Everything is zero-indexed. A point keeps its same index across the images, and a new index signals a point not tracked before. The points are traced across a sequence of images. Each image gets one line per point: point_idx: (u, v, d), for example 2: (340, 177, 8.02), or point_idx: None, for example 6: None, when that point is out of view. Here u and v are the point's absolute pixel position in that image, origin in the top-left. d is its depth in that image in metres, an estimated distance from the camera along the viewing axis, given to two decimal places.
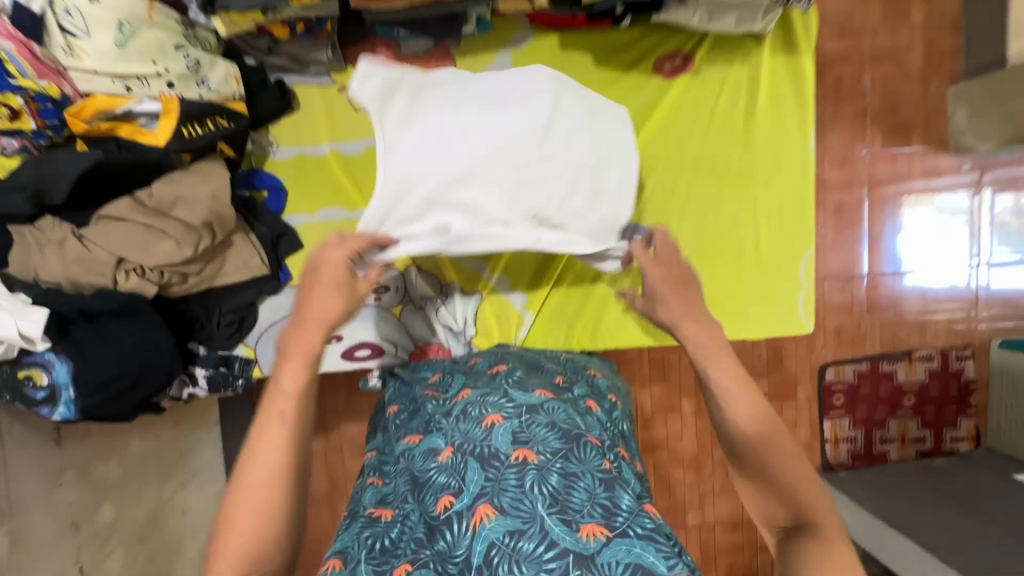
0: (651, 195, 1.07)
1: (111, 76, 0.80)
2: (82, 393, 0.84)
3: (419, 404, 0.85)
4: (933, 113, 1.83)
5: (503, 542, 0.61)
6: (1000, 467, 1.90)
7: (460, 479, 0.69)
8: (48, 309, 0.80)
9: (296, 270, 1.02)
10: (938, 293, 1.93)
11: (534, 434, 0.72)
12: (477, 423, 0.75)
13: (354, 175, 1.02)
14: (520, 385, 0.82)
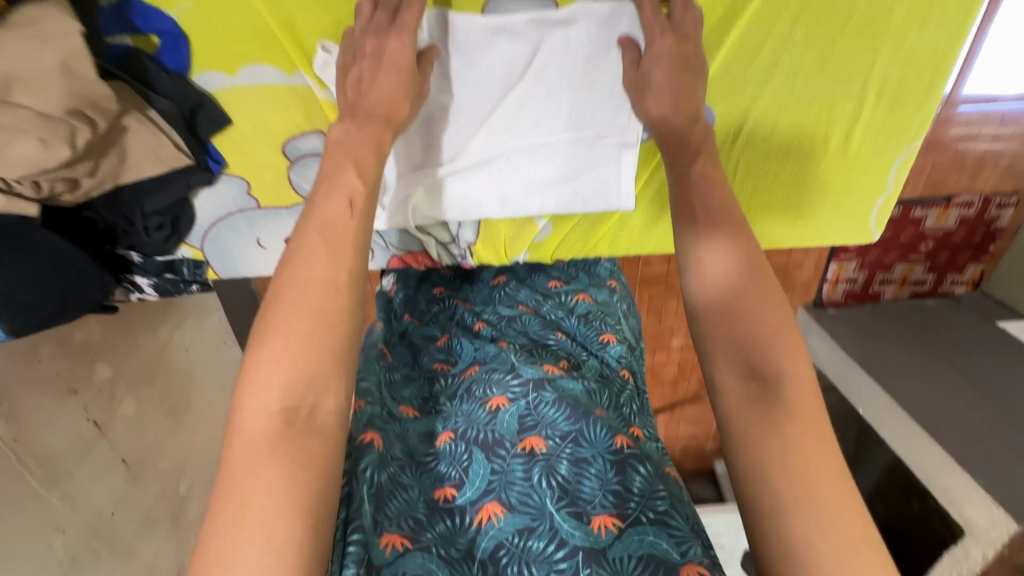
0: (729, 55, 0.73)
1: None
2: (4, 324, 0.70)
3: (417, 375, 0.78)
4: None
5: (512, 541, 0.58)
6: (987, 313, 1.92)
7: (461, 471, 0.64)
8: None
9: (229, 152, 0.77)
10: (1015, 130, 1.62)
11: (544, 416, 0.68)
12: (480, 404, 0.70)
13: (284, 11, 0.66)
14: (528, 356, 0.76)
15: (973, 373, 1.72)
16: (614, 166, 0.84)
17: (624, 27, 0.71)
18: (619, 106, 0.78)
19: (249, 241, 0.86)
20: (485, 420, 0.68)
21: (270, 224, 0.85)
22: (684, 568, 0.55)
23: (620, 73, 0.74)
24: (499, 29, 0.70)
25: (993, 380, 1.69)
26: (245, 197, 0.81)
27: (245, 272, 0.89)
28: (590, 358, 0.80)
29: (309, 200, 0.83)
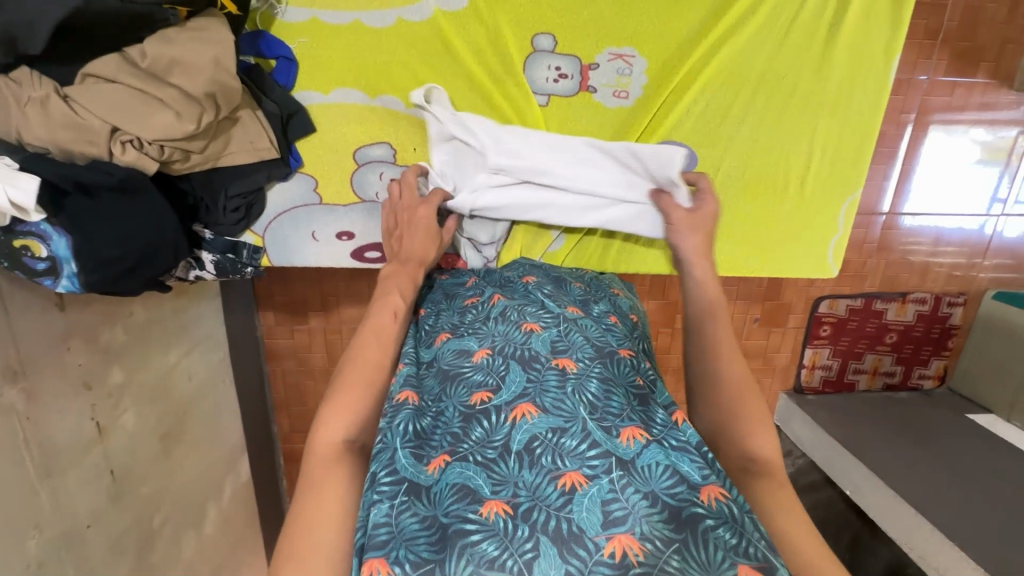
0: (703, 111, 0.96)
1: None
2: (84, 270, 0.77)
3: (454, 308, 0.88)
4: (1011, 40, 1.60)
5: (546, 435, 0.64)
6: (957, 406, 1.99)
7: (498, 378, 0.72)
8: (39, 177, 0.70)
9: (308, 155, 0.94)
10: (951, 236, 1.85)
11: (572, 342, 0.76)
12: (516, 326, 0.79)
13: (377, 50, 0.90)
14: (553, 299, 0.86)
15: (952, 459, 1.76)
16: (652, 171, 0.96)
17: (629, 84, 0.95)
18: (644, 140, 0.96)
19: (305, 233, 1.00)
20: (521, 340, 0.77)
21: (327, 219, 0.99)
22: (704, 487, 0.61)
23: (625, 116, 0.97)
24: (539, 75, 0.93)
25: (973, 466, 1.72)
26: (312, 194, 0.97)
27: (296, 262, 1.01)
28: (600, 304, 0.90)
29: (364, 199, 0.98)
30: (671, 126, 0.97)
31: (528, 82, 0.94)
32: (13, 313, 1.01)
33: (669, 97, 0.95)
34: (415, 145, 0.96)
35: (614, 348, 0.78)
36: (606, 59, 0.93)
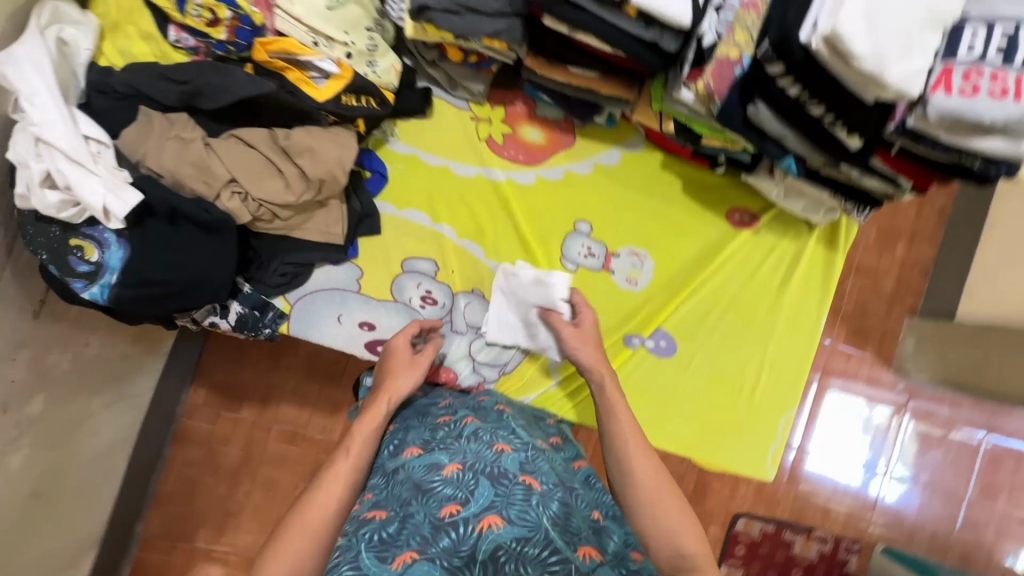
0: (687, 313, 1.20)
1: (309, 28, 0.86)
2: (121, 284, 0.86)
3: (426, 423, 0.91)
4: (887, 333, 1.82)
5: (511, 544, 0.68)
6: None
7: (467, 492, 0.74)
8: (140, 196, 0.81)
9: (363, 251, 1.07)
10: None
11: (538, 465, 0.81)
12: (488, 446, 0.83)
13: (455, 192, 1.11)
14: (522, 428, 0.93)
15: None
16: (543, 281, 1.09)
17: (639, 276, 1.19)
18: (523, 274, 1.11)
19: (331, 313, 1.06)
20: (492, 458, 0.80)
21: (357, 307, 1.07)
22: None
23: (631, 299, 1.19)
24: (575, 248, 1.16)
25: None
26: (353, 282, 1.07)
27: (311, 337, 1.05)
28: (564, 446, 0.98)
29: (399, 299, 1.08)
30: (662, 317, 1.19)
31: (563, 250, 1.15)
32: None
33: (665, 295, 1.19)
34: (456, 269, 1.11)
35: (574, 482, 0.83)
36: (626, 252, 1.18)
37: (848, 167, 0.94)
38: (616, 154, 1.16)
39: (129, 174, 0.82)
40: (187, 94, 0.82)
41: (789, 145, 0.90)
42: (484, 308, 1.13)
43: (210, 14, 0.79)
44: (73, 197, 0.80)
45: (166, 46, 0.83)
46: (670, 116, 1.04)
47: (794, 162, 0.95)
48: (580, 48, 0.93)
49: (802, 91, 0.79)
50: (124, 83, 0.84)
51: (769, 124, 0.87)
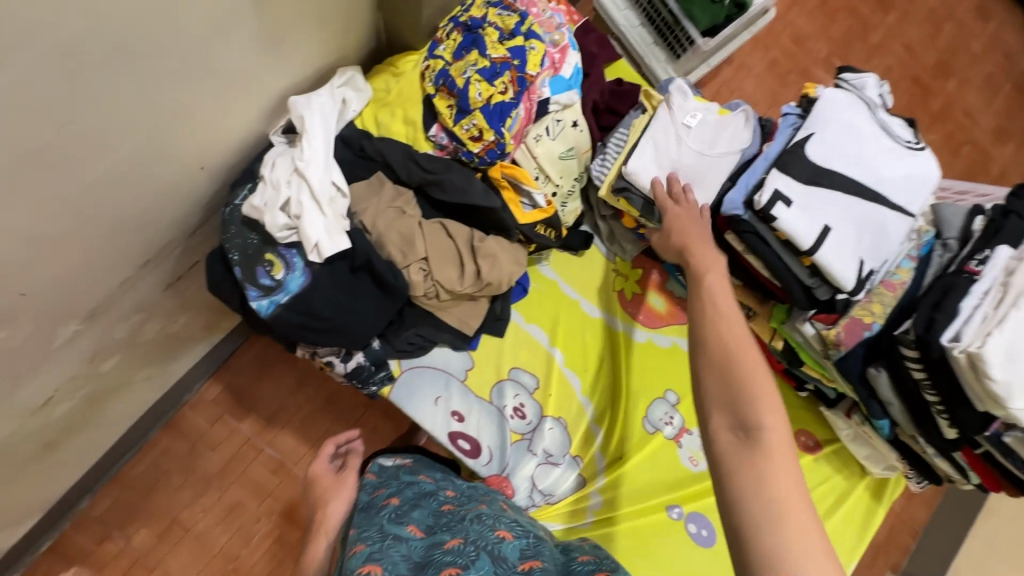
0: None
1: (538, 165, 1.00)
2: (292, 307, 0.92)
3: (428, 504, 0.84)
4: None
5: None
6: None
7: (468, 560, 0.65)
8: (350, 244, 0.91)
9: (482, 347, 1.14)
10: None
11: (536, 552, 0.76)
12: (490, 529, 0.77)
13: (578, 327, 1.20)
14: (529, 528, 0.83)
15: None
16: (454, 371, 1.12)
17: (702, 459, 1.24)
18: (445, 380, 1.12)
19: (432, 393, 1.10)
20: (494, 539, 0.74)
21: (455, 396, 1.11)
22: None
23: (689, 477, 1.21)
24: (659, 413, 1.23)
25: None
26: (462, 371, 1.13)
27: (407, 411, 1.09)
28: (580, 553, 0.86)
29: (495, 402, 1.14)
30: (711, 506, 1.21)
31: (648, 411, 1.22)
32: (156, 269, 0.98)
33: None
34: (552, 393, 1.17)
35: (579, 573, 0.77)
36: (700, 433, 1.25)
37: (932, 448, 1.03)
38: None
39: (348, 222, 0.92)
40: (425, 180, 0.96)
41: (891, 410, 1.01)
42: (561, 440, 1.17)
43: (476, 132, 0.93)
44: (297, 224, 0.89)
45: (422, 136, 0.97)
46: (783, 336, 1.14)
47: (887, 424, 1.05)
48: (738, 263, 1.06)
49: (925, 377, 0.92)
50: (375, 150, 0.97)
51: (883, 387, 0.99)
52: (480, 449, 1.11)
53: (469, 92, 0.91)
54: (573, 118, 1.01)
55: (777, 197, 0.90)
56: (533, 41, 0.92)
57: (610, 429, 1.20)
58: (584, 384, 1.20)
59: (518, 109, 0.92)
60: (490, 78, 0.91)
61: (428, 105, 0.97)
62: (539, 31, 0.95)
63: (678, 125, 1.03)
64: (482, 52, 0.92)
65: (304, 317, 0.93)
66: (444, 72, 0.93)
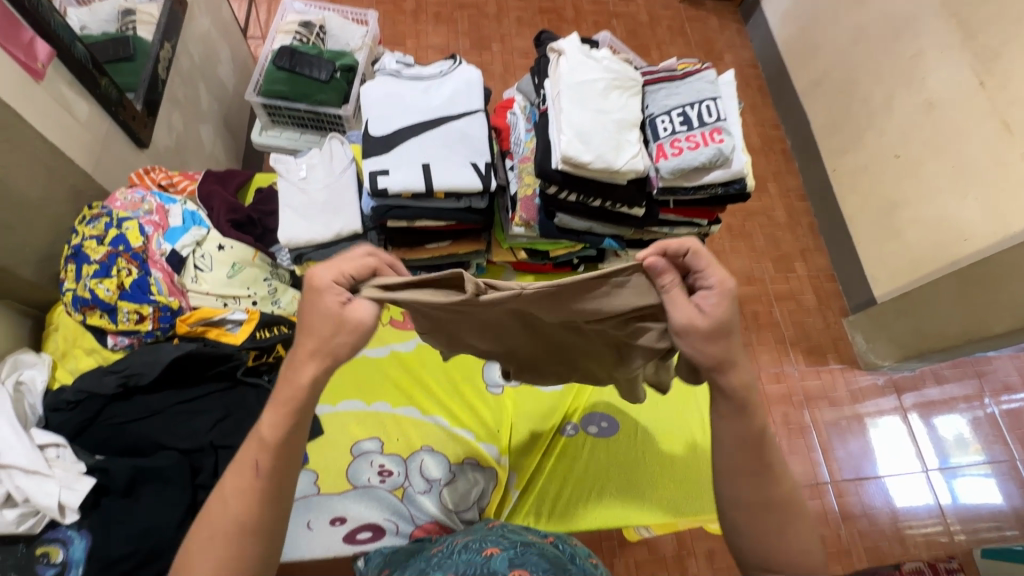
0: (612, 389, 1.33)
1: (217, 295, 1.12)
2: (87, 572, 0.90)
3: (425, 560, 0.86)
4: (838, 339, 2.15)
5: None
6: None
7: None
8: (93, 480, 0.93)
9: (314, 454, 1.18)
10: (909, 508, 1.89)
11: (526, 559, 0.75)
12: (478, 553, 0.79)
13: (376, 370, 1.30)
14: (519, 537, 0.86)
15: None
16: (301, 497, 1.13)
17: None
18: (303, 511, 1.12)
19: (300, 523, 1.10)
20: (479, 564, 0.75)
21: (322, 509, 1.12)
22: None
23: (560, 395, 1.30)
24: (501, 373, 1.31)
25: None
26: (311, 486, 1.14)
27: (291, 556, 1.07)
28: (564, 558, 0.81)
29: (357, 484, 1.15)
30: (592, 400, 1.31)
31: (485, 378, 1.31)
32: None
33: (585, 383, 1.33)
34: (399, 437, 1.21)
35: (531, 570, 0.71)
36: None
37: (655, 226, 1.21)
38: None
39: (83, 463, 0.95)
40: (125, 377, 1.00)
41: (599, 231, 1.19)
42: (440, 461, 1.19)
43: (136, 315, 1.04)
44: (32, 505, 0.89)
45: (106, 351, 1.05)
46: (518, 247, 1.29)
47: (613, 240, 1.22)
48: (427, 233, 1.21)
49: (577, 195, 1.10)
50: (75, 391, 1.00)
51: (574, 223, 1.16)
52: (382, 527, 1.11)
53: (99, 295, 1.01)
54: (215, 244, 1.16)
55: (375, 175, 1.08)
56: (124, 222, 1.07)
57: (467, 417, 1.25)
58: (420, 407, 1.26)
59: (152, 274, 1.05)
60: (106, 273, 1.02)
61: (89, 329, 1.05)
62: (127, 212, 1.09)
63: (297, 181, 1.21)
64: (87, 261, 1.03)
65: (105, 565, 0.91)
66: (76, 296, 1.03)
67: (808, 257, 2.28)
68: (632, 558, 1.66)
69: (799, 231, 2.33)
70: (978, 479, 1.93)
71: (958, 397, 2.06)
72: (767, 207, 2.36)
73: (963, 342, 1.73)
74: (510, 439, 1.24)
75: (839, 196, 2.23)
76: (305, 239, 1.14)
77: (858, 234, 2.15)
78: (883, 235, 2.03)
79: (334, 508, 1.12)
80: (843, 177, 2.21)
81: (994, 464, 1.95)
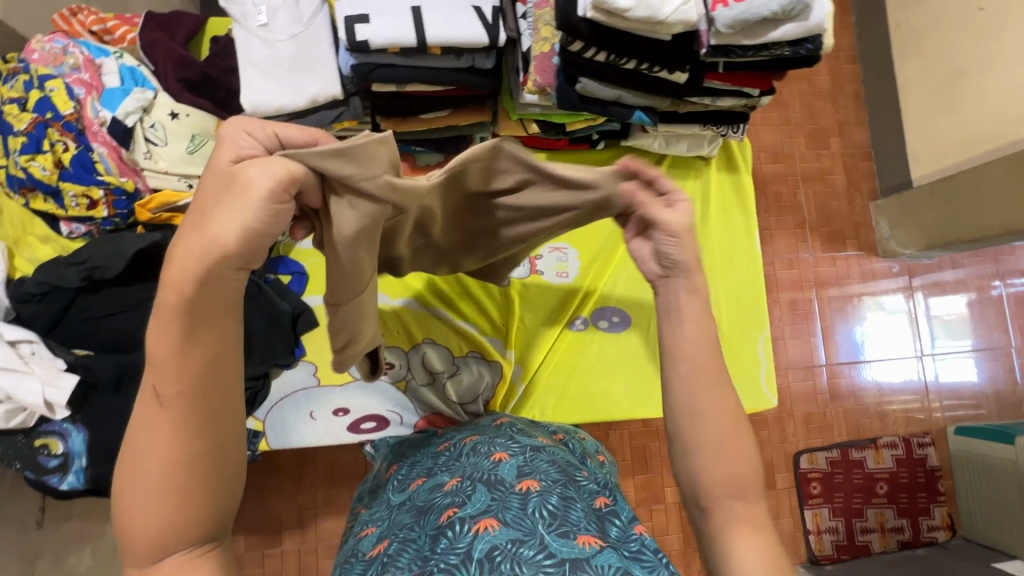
0: (626, 282, 1.24)
1: (179, 175, 0.96)
2: (92, 462, 0.89)
3: (425, 454, 0.76)
4: (861, 223, 2.00)
5: (506, 544, 0.53)
6: (981, 555, 1.76)
7: (465, 496, 0.59)
8: (77, 377, 0.87)
9: (310, 345, 1.12)
10: (892, 384, 1.93)
11: (538, 465, 0.63)
12: (485, 453, 0.67)
13: None
14: (525, 431, 0.74)
15: None
16: (302, 387, 1.10)
17: (567, 267, 1.24)
18: (307, 401, 1.10)
19: (303, 413, 1.09)
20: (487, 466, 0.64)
21: (323, 399, 1.10)
22: None
23: (569, 287, 1.23)
24: None
25: None
26: (310, 377, 1.11)
27: (295, 442, 1.08)
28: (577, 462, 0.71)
29: (358, 377, 1.12)
30: (604, 293, 1.23)
31: None
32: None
33: (594, 276, 1.23)
34: (399, 330, 1.14)
35: (548, 476, 0.61)
36: (549, 250, 1.24)
37: (695, 96, 1.00)
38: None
39: (62, 359, 0.89)
40: (89, 270, 0.89)
41: (628, 101, 0.98)
42: (444, 354, 1.14)
43: (86, 200, 0.91)
44: (16, 402, 0.84)
45: (64, 240, 0.94)
46: (530, 119, 1.09)
47: (644, 114, 1.01)
48: (420, 100, 1.00)
49: (608, 55, 0.89)
50: (37, 283, 0.89)
51: (600, 91, 0.95)
52: (385, 418, 1.10)
53: (36, 175, 0.88)
54: (167, 111, 0.97)
55: (353, 23, 0.86)
56: (48, 83, 0.89)
57: (471, 311, 1.18)
58: (423, 300, 1.17)
59: (94, 149, 0.90)
60: (38, 148, 0.88)
61: (39, 215, 0.93)
62: (48, 69, 0.91)
63: (257, 30, 0.96)
64: (15, 133, 0.89)
65: (107, 456, 0.89)
66: (11, 176, 0.89)
67: (845, 130, 2.03)
68: (625, 433, 1.73)
69: (841, 100, 2.05)
70: (966, 361, 1.96)
71: (970, 282, 1.99)
72: (811, 70, 2.03)
73: (999, 234, 1.57)
74: (515, 334, 1.17)
75: (896, 57, 1.89)
76: (275, 106, 0.96)
77: (909, 104, 1.87)
78: (940, 107, 1.74)
79: (339, 399, 1.10)
80: (906, 34, 1.86)
81: (986, 347, 1.97)
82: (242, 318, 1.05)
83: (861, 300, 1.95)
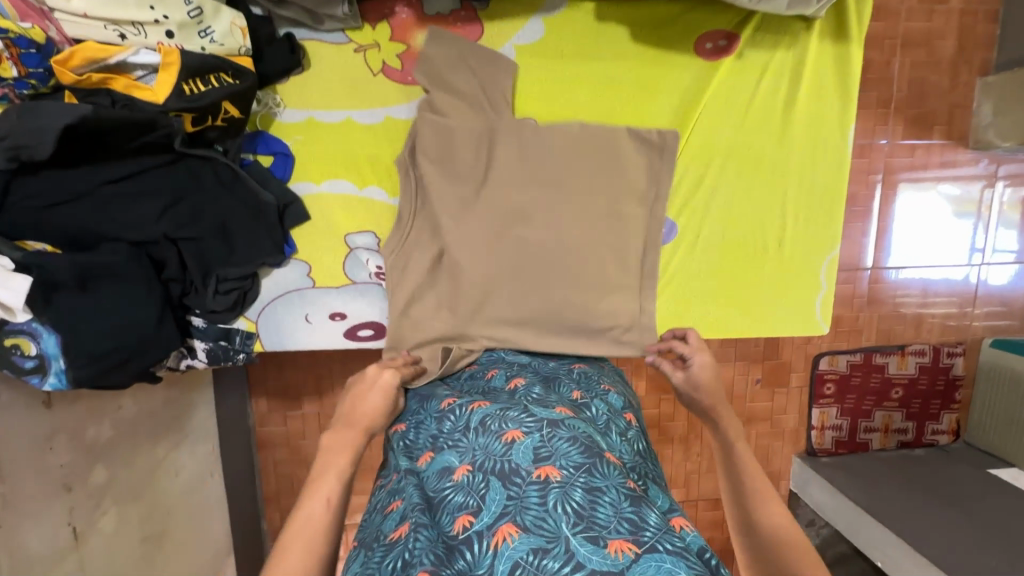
0: (681, 183, 1.03)
1: (104, 21, 0.74)
2: (73, 363, 0.78)
3: (428, 416, 0.69)
4: (956, 106, 1.60)
5: (528, 558, 0.46)
6: (978, 461, 1.69)
7: (478, 496, 0.53)
8: (31, 277, 0.73)
9: (302, 242, 0.98)
10: (937, 286, 1.69)
11: (557, 446, 0.55)
12: (495, 433, 0.59)
13: (375, 145, 0.97)
14: (538, 400, 0.66)
15: (995, 523, 1.43)
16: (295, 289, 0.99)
17: None
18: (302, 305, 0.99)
19: (298, 316, 0.99)
20: (499, 451, 0.56)
21: (318, 302, 0.99)
22: None
23: None
24: None
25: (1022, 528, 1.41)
26: (303, 278, 0.98)
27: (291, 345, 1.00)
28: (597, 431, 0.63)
29: (355, 280, 0.99)
30: None
31: None
32: None
33: None
34: None
35: (567, 462, 0.54)
36: None
37: None
38: (511, 50, 0.96)
39: (8, 257, 0.73)
40: (13, 147, 0.70)
41: None
42: None
43: None
44: None
45: None
46: None
47: None
48: None
49: None
50: None
51: None
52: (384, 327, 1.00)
53: None
54: None
55: None
56: None
57: None
58: None
59: None
60: None
61: None
62: None
63: None
64: None
65: (88, 357, 0.78)
66: None
67: None
68: None
69: None
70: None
71: None
72: None
73: None
74: None
75: None
76: None
77: None
78: None
79: (335, 304, 1.00)
80: None
81: None
82: (218, 211, 0.89)
83: (923, 185, 1.63)
